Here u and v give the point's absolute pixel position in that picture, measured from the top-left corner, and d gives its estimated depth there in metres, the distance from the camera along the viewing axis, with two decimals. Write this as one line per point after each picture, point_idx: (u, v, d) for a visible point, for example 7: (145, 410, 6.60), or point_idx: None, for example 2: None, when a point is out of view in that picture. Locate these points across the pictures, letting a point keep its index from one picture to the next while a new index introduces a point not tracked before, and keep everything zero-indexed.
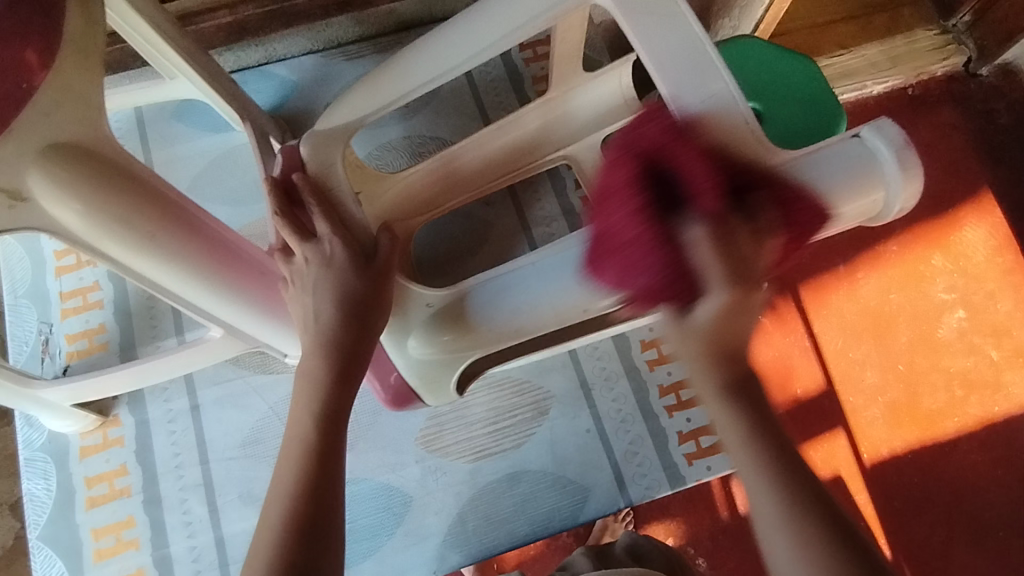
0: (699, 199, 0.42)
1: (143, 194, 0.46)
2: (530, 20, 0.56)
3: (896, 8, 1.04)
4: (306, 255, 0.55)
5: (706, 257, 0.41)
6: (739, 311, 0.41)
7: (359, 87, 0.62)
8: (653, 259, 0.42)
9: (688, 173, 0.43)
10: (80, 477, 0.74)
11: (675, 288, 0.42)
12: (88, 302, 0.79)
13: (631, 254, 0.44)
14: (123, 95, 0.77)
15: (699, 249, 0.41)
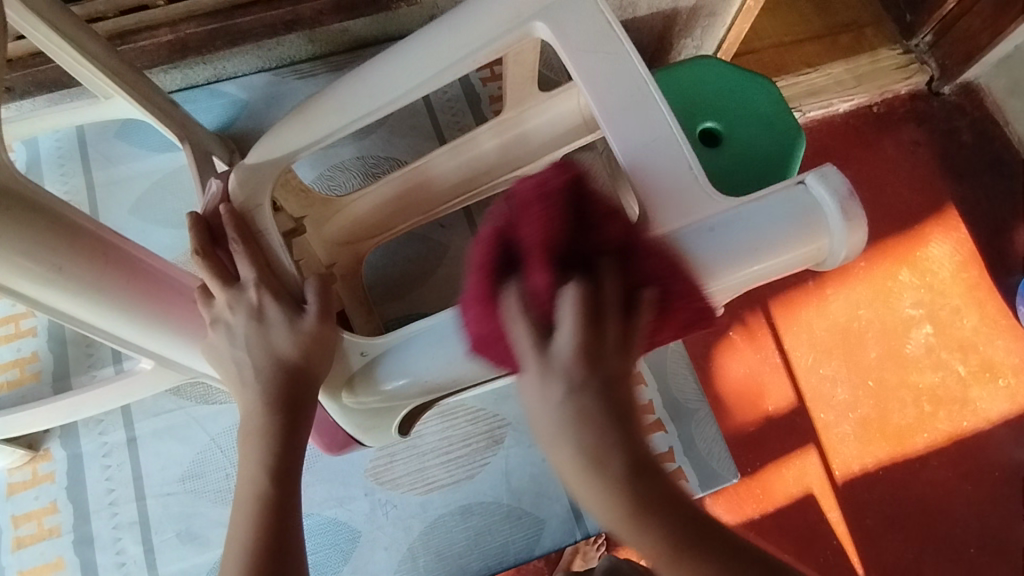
0: (530, 262, 0.37)
1: (46, 222, 0.44)
2: (468, 51, 0.54)
3: (860, 29, 1.06)
4: (231, 306, 0.53)
5: (516, 324, 0.37)
6: (580, 368, 0.35)
7: (291, 119, 0.58)
8: (477, 292, 0.39)
9: (525, 233, 0.38)
10: (7, 516, 0.70)
11: (499, 331, 0.39)
12: (20, 329, 0.75)
13: (473, 282, 0.40)
14: (59, 115, 0.74)
15: (512, 308, 0.37)
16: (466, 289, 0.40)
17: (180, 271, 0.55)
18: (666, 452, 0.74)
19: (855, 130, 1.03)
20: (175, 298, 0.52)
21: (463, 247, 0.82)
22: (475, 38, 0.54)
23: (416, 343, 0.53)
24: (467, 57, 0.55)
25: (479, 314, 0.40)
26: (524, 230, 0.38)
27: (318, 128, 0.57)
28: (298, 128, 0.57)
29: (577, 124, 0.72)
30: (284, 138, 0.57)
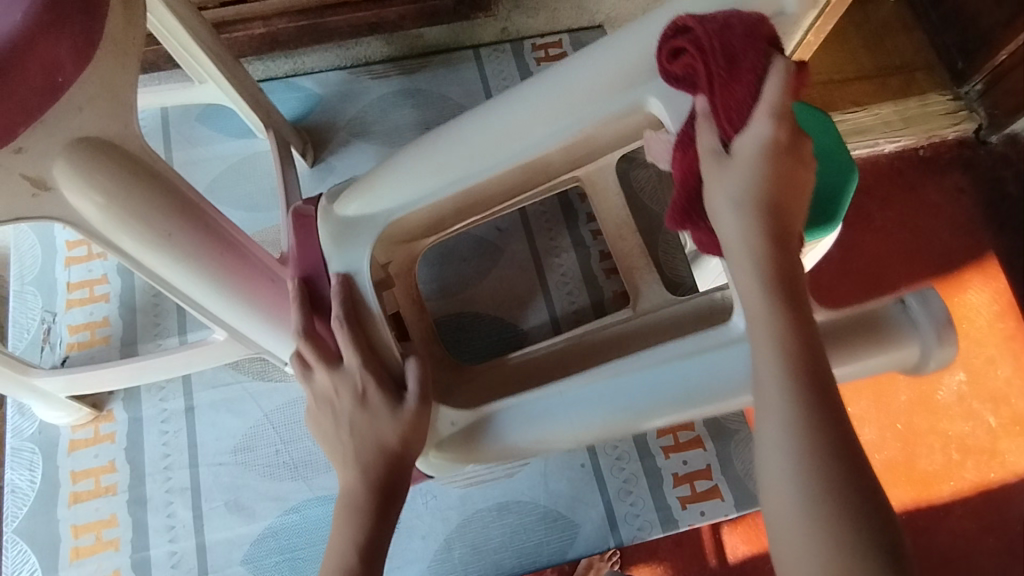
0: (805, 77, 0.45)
1: (166, 193, 0.47)
2: (580, 109, 0.57)
3: (911, 72, 1.07)
4: (336, 385, 0.56)
5: (772, 88, 0.43)
6: (775, 143, 0.42)
7: (395, 169, 0.60)
8: (730, 61, 0.44)
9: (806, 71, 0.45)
10: (66, 471, 0.73)
11: (726, 83, 0.44)
12: (94, 294, 0.79)
13: (726, 51, 0.45)
14: (152, 96, 0.78)
15: (770, 82, 0.43)
16: (732, 40, 0.45)
17: (264, 253, 0.57)
18: (702, 470, 0.75)
19: (900, 172, 1.04)
20: (257, 275, 0.55)
21: (518, 251, 0.85)
22: (589, 96, 0.57)
23: (513, 415, 0.58)
24: (582, 112, 0.57)
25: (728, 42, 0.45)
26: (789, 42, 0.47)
27: (420, 188, 0.59)
28: (398, 184, 0.59)
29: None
30: (382, 196, 0.60)
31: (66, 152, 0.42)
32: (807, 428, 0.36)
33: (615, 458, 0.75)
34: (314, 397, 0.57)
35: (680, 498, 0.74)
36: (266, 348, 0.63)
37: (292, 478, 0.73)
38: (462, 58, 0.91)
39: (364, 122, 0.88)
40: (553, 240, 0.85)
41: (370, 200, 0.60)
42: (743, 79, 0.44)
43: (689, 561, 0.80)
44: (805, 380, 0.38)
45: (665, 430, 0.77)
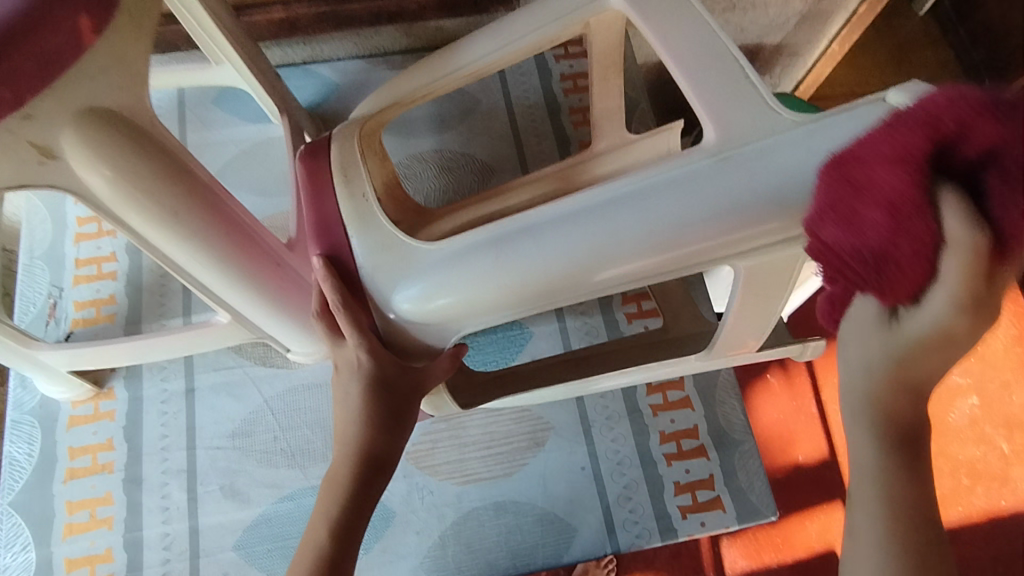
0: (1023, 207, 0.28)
1: (174, 169, 0.46)
2: (672, 229, 0.45)
3: (934, 88, 1.11)
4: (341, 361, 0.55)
5: (948, 269, 0.30)
6: (956, 330, 0.32)
7: (470, 281, 0.48)
8: (871, 240, 0.32)
9: (1017, 160, 0.28)
10: (64, 447, 0.73)
11: (873, 270, 0.33)
12: (101, 272, 0.79)
13: (867, 220, 0.31)
14: (169, 75, 0.77)
15: (945, 260, 0.30)
16: (870, 192, 0.31)
17: (268, 235, 0.58)
18: (706, 480, 0.74)
19: None
20: (265, 257, 0.56)
21: None
22: (689, 244, 0.45)
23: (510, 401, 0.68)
24: (680, 238, 0.45)
25: (864, 229, 0.32)
26: (985, 126, 0.28)
27: (489, 303, 0.49)
28: (460, 281, 0.48)
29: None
30: (443, 290, 0.49)
31: (75, 121, 0.42)
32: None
33: (616, 463, 0.74)
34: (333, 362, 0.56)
35: (681, 507, 0.73)
36: (260, 324, 0.64)
37: (289, 466, 0.72)
38: None
39: None
40: None
41: (429, 294, 0.50)
42: (899, 269, 0.32)
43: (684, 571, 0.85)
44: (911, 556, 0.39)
45: (669, 437, 0.75)
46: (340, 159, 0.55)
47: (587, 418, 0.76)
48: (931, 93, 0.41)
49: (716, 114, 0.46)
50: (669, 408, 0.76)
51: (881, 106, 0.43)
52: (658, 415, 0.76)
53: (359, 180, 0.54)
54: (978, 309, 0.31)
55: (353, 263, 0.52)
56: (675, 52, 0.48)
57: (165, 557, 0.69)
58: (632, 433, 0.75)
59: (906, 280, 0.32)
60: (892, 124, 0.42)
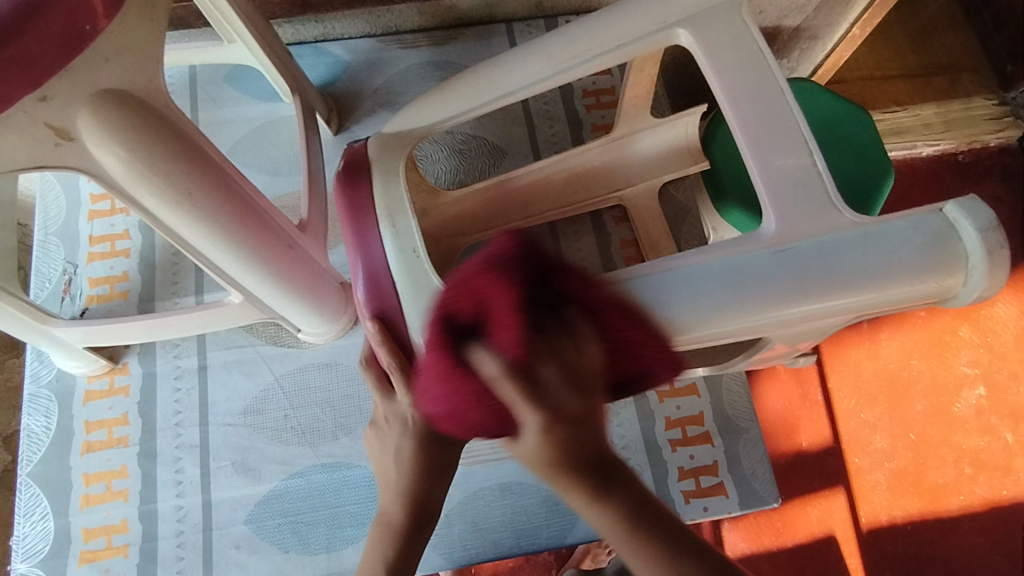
0: (496, 331, 0.35)
1: (190, 152, 0.46)
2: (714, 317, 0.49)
3: (955, 73, 1.10)
4: (389, 410, 0.62)
5: (504, 392, 0.35)
6: (551, 451, 0.37)
7: None
8: (461, 388, 0.38)
9: (493, 304, 0.35)
10: (80, 420, 0.74)
11: (469, 414, 0.40)
12: (115, 249, 0.80)
13: (432, 386, 0.40)
14: (181, 53, 0.77)
15: (499, 385, 0.35)
16: (427, 365, 0.40)
17: (275, 212, 0.59)
18: (710, 466, 0.74)
19: (935, 174, 1.09)
20: (275, 239, 0.58)
21: (538, 231, 0.86)
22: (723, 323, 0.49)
23: None
24: (719, 322, 0.49)
25: (439, 392, 0.40)
26: (466, 301, 0.37)
27: None
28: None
29: (682, 149, 0.79)
30: None
31: (91, 103, 0.41)
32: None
33: (621, 448, 0.75)
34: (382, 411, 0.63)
35: (684, 492, 0.74)
36: (268, 303, 0.65)
37: (299, 444, 0.74)
38: (493, 32, 0.91)
39: (393, 91, 0.89)
40: (574, 225, 0.86)
41: None
42: (487, 406, 0.39)
43: None
44: None
45: (674, 423, 0.76)
46: (385, 200, 0.58)
47: None
48: (978, 220, 0.47)
49: (769, 179, 0.51)
50: (675, 394, 0.77)
51: (935, 216, 0.48)
52: (664, 401, 0.77)
53: (408, 233, 0.56)
54: (552, 413, 0.36)
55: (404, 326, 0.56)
56: (737, 107, 0.53)
57: (179, 529, 0.71)
58: (637, 418, 0.76)
59: (485, 416, 0.40)
60: (946, 234, 0.48)
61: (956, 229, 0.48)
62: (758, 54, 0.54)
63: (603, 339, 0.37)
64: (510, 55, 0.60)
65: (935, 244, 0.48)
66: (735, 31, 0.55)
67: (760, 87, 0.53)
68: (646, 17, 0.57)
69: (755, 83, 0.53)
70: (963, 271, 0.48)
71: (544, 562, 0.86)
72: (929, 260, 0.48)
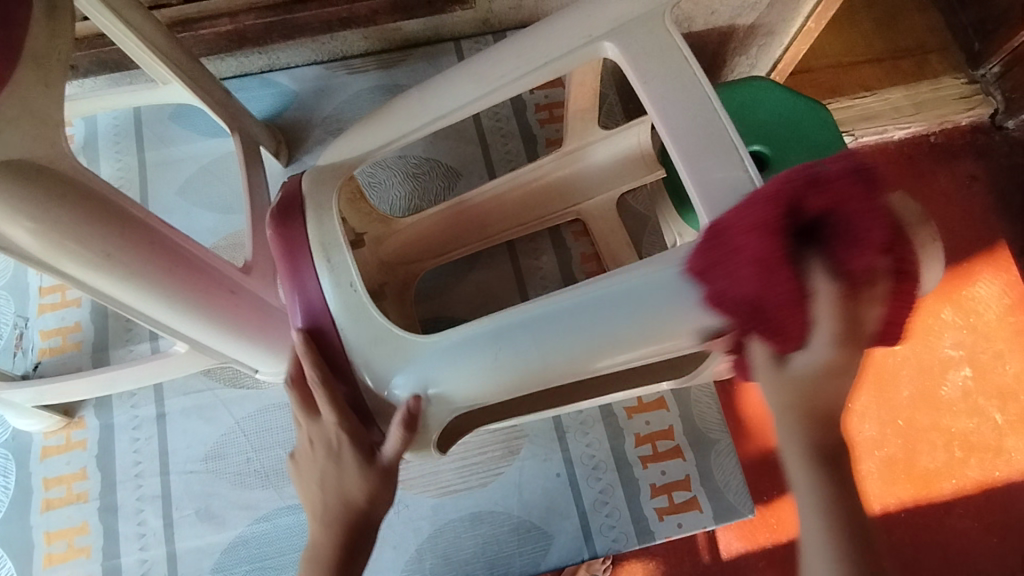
0: (865, 247, 0.41)
1: (101, 211, 0.45)
2: (664, 330, 0.48)
3: (923, 54, 1.09)
4: (313, 437, 0.56)
5: (821, 306, 0.42)
6: (835, 365, 0.44)
7: (458, 370, 0.51)
8: (779, 286, 0.42)
9: (860, 223, 0.41)
10: (39, 478, 0.73)
11: (752, 313, 0.44)
12: (66, 299, 0.78)
13: (738, 270, 0.43)
14: (117, 97, 0.76)
15: (822, 296, 0.42)
16: (737, 245, 0.43)
17: (214, 258, 0.57)
18: (681, 480, 0.73)
19: (909, 159, 1.07)
20: (217, 286, 0.55)
21: (496, 252, 0.85)
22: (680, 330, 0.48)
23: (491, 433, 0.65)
24: (669, 332, 0.49)
25: (745, 278, 0.43)
26: (817, 199, 0.42)
27: (467, 393, 0.52)
28: (455, 373, 0.52)
29: (636, 156, 0.77)
30: (423, 382, 0.52)
31: None
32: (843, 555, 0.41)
33: (592, 468, 0.74)
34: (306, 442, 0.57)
35: (657, 510, 0.73)
36: (225, 350, 0.62)
37: (264, 487, 0.72)
38: (442, 51, 0.90)
39: (342, 118, 0.87)
40: (533, 242, 0.85)
41: (408, 384, 0.53)
42: (788, 305, 0.43)
43: (680, 557, 0.88)
44: None
45: (643, 439, 0.75)
46: (319, 236, 0.56)
47: (561, 424, 0.75)
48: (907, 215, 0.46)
49: (707, 193, 0.49)
50: (644, 409, 0.76)
51: None
52: (632, 417, 0.76)
53: (345, 268, 0.55)
54: (845, 347, 0.44)
55: (334, 334, 0.55)
56: (668, 122, 0.52)
57: None
58: (606, 437, 0.75)
59: (790, 325, 0.43)
60: None
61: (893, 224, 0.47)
62: (688, 67, 0.53)
63: (830, 279, 0.42)
64: (443, 79, 0.59)
65: None
66: (664, 49, 0.54)
67: (691, 104, 0.52)
68: (570, 36, 0.56)
69: (690, 103, 0.52)
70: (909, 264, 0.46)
71: None
72: None
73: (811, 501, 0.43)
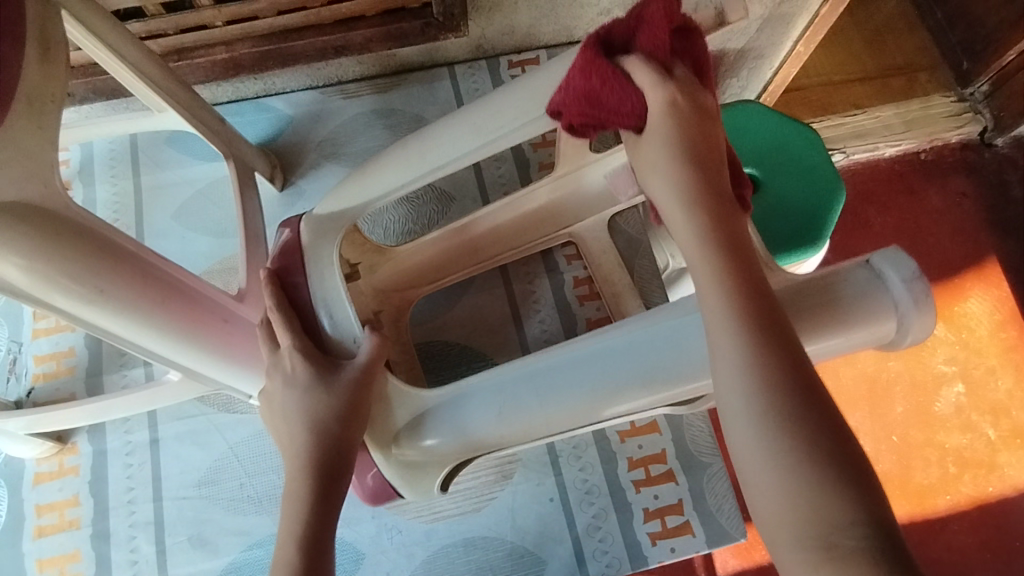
0: (652, 28, 0.48)
1: (94, 247, 0.46)
2: (662, 379, 0.52)
3: (913, 73, 1.11)
4: (271, 369, 0.59)
5: (642, 76, 0.48)
6: (671, 107, 0.48)
7: (467, 416, 0.57)
8: (603, 83, 0.48)
9: (653, 18, 0.48)
10: (31, 504, 0.73)
11: (594, 110, 0.51)
12: (59, 324, 0.78)
13: (572, 81, 0.50)
14: (112, 124, 0.76)
15: (636, 71, 0.48)
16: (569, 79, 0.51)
17: (207, 288, 0.57)
18: (674, 504, 0.73)
19: (899, 177, 1.08)
20: (210, 316, 0.56)
21: (490, 275, 0.85)
22: (685, 372, 0.52)
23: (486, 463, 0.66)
24: (675, 381, 0.52)
25: (576, 82, 0.50)
26: (619, 23, 0.50)
27: (472, 441, 0.58)
28: (472, 417, 0.57)
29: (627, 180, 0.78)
30: (431, 430, 0.58)
31: None
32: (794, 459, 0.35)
33: (585, 493, 0.74)
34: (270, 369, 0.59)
35: (650, 534, 0.73)
36: (220, 380, 0.62)
37: (258, 512, 0.72)
38: (436, 76, 0.91)
39: (337, 141, 0.88)
40: (526, 265, 0.86)
41: (421, 434, 0.59)
42: (614, 88, 0.49)
43: None
44: (805, 431, 0.36)
45: (637, 463, 0.75)
46: (321, 291, 0.62)
47: (555, 449, 0.76)
48: (901, 270, 0.50)
49: None
50: (637, 433, 0.76)
51: (861, 269, 0.51)
52: (626, 441, 0.76)
53: (347, 322, 0.62)
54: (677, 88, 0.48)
55: (304, 286, 0.62)
56: None
57: None
58: (599, 460, 0.75)
59: (615, 102, 0.49)
60: (874, 284, 0.50)
61: (882, 279, 0.50)
62: None
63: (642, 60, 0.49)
64: (445, 123, 0.61)
65: (864, 296, 0.50)
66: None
67: None
68: (563, 86, 0.56)
69: None
70: (895, 322, 0.50)
71: None
72: (857, 311, 0.50)
73: (749, 384, 0.38)
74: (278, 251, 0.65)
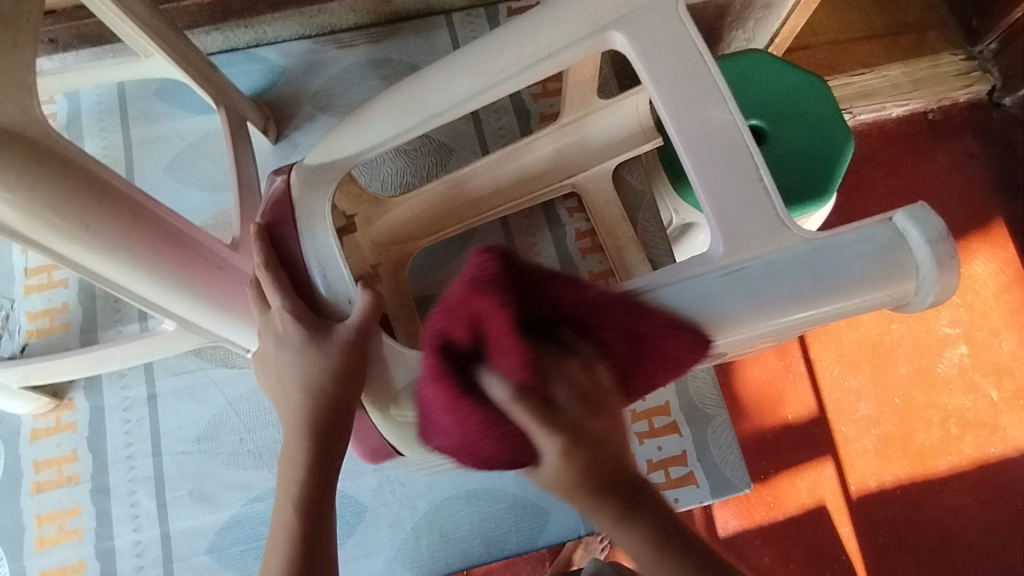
0: (499, 358, 0.41)
1: (81, 183, 0.44)
2: None
3: (922, 30, 1.07)
4: (265, 326, 0.57)
5: (516, 413, 0.39)
6: (587, 474, 0.39)
7: None
8: (477, 416, 0.42)
9: (492, 327, 0.41)
10: (29, 460, 0.72)
11: (504, 445, 0.42)
12: (53, 280, 0.77)
13: (451, 414, 0.43)
14: (98, 70, 0.74)
15: (509, 409, 0.40)
16: (430, 397, 0.44)
17: (202, 234, 0.55)
18: (677, 456, 0.73)
19: (906, 136, 1.05)
20: (204, 261, 0.54)
21: (490, 229, 0.84)
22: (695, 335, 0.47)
23: None
24: None
25: (449, 424, 0.43)
26: (460, 331, 0.43)
27: None
28: None
29: (634, 128, 0.75)
30: None
31: None
32: (652, 544, 0.39)
33: None
34: (264, 329, 0.58)
35: (654, 485, 0.72)
36: (217, 330, 0.61)
37: (258, 467, 0.71)
38: (433, 24, 0.88)
39: (331, 93, 0.85)
40: (526, 218, 0.84)
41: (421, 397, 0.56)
42: (499, 433, 0.42)
43: None
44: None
45: (640, 416, 0.74)
46: (316, 248, 0.59)
47: None
48: (926, 228, 0.44)
49: (711, 188, 0.48)
50: None
51: (884, 227, 0.45)
52: None
53: (342, 281, 0.59)
54: (574, 435, 0.39)
55: (293, 236, 0.60)
56: (668, 103, 0.51)
57: (139, 564, 0.69)
58: None
59: (497, 444, 0.42)
60: (896, 245, 0.45)
61: (905, 238, 0.45)
62: (691, 45, 0.52)
63: (505, 377, 0.40)
64: (447, 61, 0.59)
65: (885, 255, 0.45)
66: (673, 38, 0.52)
67: (696, 89, 0.51)
68: (571, 18, 0.55)
69: (693, 88, 0.51)
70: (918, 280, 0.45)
71: (538, 557, 0.87)
72: (878, 270, 0.45)
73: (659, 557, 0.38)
74: (270, 201, 0.62)
